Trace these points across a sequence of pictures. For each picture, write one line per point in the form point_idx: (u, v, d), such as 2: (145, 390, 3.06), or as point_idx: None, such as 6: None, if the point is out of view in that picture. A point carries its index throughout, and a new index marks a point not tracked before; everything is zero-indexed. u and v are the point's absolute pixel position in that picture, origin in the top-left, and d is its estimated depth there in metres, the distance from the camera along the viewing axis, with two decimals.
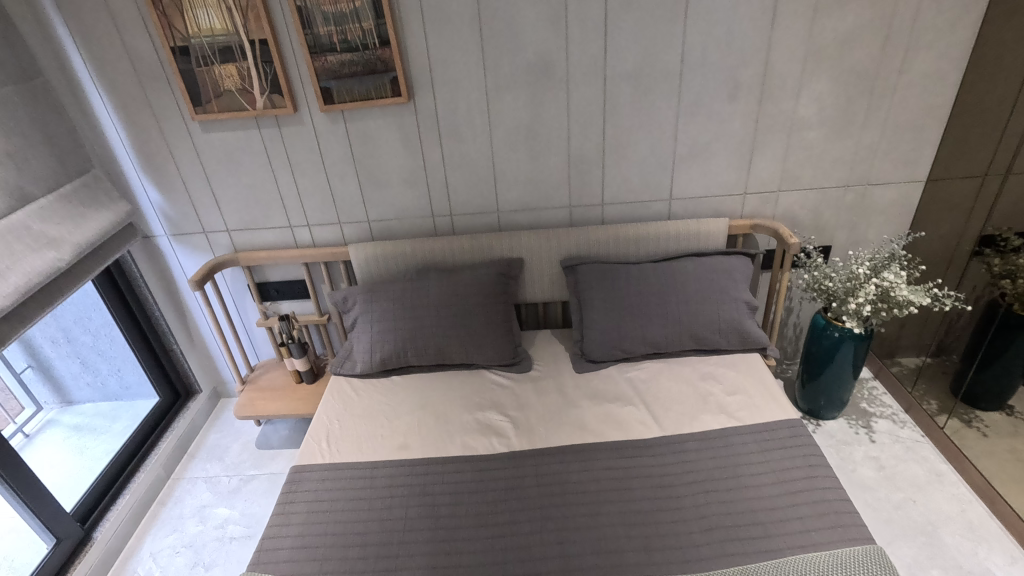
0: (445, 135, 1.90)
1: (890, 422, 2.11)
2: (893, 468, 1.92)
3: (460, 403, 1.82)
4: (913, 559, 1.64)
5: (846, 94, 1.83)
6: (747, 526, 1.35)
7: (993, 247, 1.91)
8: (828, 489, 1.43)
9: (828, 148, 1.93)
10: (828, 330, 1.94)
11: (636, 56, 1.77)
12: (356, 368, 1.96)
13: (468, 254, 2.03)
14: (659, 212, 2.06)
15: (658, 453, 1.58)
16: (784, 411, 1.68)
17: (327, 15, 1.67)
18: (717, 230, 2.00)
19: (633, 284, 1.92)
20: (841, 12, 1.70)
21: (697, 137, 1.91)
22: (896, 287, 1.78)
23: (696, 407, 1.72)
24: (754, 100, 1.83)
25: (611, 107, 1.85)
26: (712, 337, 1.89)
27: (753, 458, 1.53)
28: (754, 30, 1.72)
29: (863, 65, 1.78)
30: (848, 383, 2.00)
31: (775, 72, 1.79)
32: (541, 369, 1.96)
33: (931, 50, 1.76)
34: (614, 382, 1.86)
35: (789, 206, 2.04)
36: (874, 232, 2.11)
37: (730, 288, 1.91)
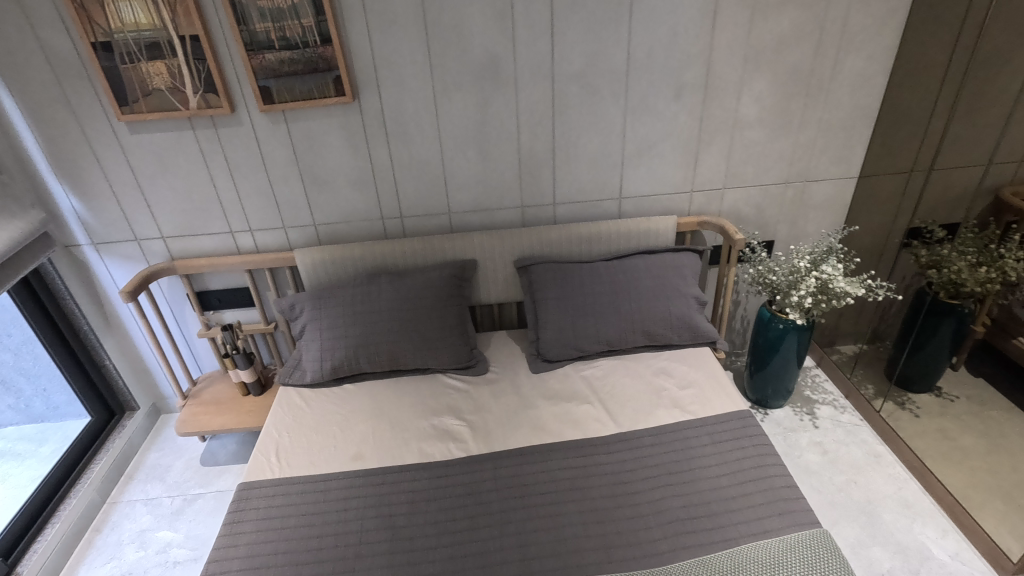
0: (393, 136, 1.85)
1: (832, 408, 2.20)
2: (836, 452, 2.01)
3: (416, 409, 1.78)
4: (856, 538, 1.72)
5: (783, 94, 1.89)
6: (702, 517, 1.38)
7: (919, 239, 2.06)
8: (777, 476, 1.48)
9: (768, 147, 1.99)
10: (773, 322, 2.01)
11: (583, 57, 1.77)
12: (306, 377, 1.89)
13: (420, 256, 1.99)
14: (610, 211, 2.08)
15: (615, 450, 1.59)
16: (734, 403, 1.73)
17: (263, 11, 1.60)
18: (666, 228, 2.04)
19: (586, 283, 1.93)
20: (777, 15, 1.75)
21: (644, 137, 1.93)
22: (834, 279, 1.86)
23: (650, 402, 1.75)
24: (698, 99, 1.88)
25: (560, 107, 1.86)
26: (665, 333, 1.92)
27: (705, 451, 1.57)
28: (695, 31, 1.76)
29: (799, 66, 1.85)
30: (792, 372, 2.08)
31: (717, 73, 1.83)
32: (498, 370, 1.95)
33: (860, 52, 1.85)
34: (571, 381, 1.87)
35: (734, 203, 2.10)
36: (813, 227, 2.20)
37: (680, 284, 1.95)
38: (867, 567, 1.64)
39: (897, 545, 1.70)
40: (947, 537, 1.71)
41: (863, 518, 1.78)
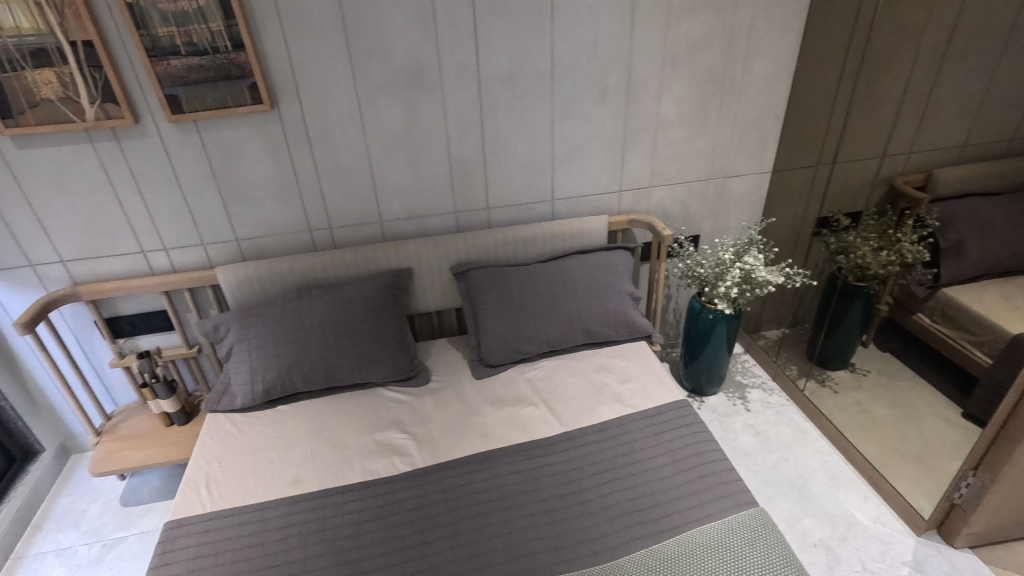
0: (317, 145, 1.79)
1: (761, 391, 2.32)
2: (767, 432, 2.13)
3: (357, 426, 1.72)
4: (789, 512, 1.83)
5: (700, 95, 1.98)
6: (649, 508, 1.42)
7: (828, 227, 2.23)
8: (716, 461, 1.54)
9: (689, 145, 2.08)
10: (702, 313, 2.09)
11: (507, 60, 1.78)
12: (236, 403, 1.78)
13: (353, 267, 1.93)
14: (543, 213, 2.10)
15: (561, 450, 1.60)
16: (672, 393, 1.80)
17: (165, 14, 1.50)
18: (598, 227, 2.08)
19: (524, 286, 1.94)
20: (690, 20, 1.83)
21: (572, 139, 1.97)
22: (756, 269, 1.97)
23: (593, 399, 1.78)
24: (622, 102, 1.93)
25: (488, 111, 1.85)
26: (603, 330, 1.96)
27: (648, 442, 1.61)
28: (615, 35, 1.81)
29: (712, 69, 1.94)
30: (723, 359, 2.18)
31: (638, 75, 1.89)
32: (440, 380, 1.92)
33: (767, 55, 1.96)
34: (514, 385, 1.86)
35: (660, 200, 2.18)
36: (734, 220, 2.31)
37: (614, 281, 2.00)
38: (801, 539, 1.74)
39: (826, 514, 1.82)
40: (868, 503, 1.85)
41: (795, 492, 1.89)
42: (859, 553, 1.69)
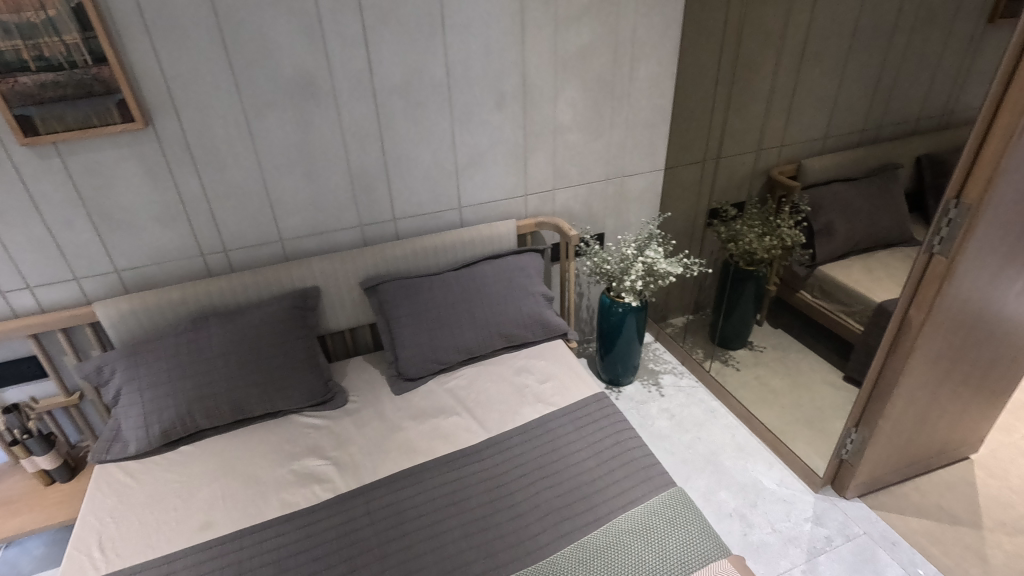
0: (203, 164, 1.67)
1: (672, 375, 2.45)
2: (680, 414, 2.25)
3: (271, 458, 1.63)
4: (705, 487, 1.94)
5: (593, 99, 2.06)
6: (575, 502, 1.45)
7: (718, 218, 2.40)
8: (635, 447, 1.61)
9: (587, 148, 2.16)
10: (613, 308, 2.18)
11: (401, 71, 1.76)
12: (129, 449, 1.62)
13: (254, 290, 1.83)
14: (451, 221, 2.10)
15: (487, 456, 1.61)
16: (590, 387, 1.86)
17: (7, 26, 1.34)
18: (506, 231, 2.10)
19: (437, 296, 1.92)
20: (577, 28, 1.91)
21: (474, 146, 1.98)
22: (657, 261, 2.09)
23: (515, 402, 1.80)
24: (519, 108, 1.97)
25: (386, 122, 1.82)
26: (520, 332, 1.99)
27: (571, 438, 1.65)
28: (507, 43, 1.85)
29: (602, 74, 2.03)
30: (635, 350, 2.29)
31: (532, 81, 1.94)
32: (358, 400, 1.85)
33: (650, 60, 2.08)
34: (436, 397, 1.84)
35: (564, 202, 2.25)
36: (635, 216, 2.42)
37: (527, 284, 2.03)
38: (718, 512, 1.86)
39: (737, 484, 1.95)
40: (773, 468, 2.00)
41: (709, 468, 2.01)
42: (768, 517, 1.84)
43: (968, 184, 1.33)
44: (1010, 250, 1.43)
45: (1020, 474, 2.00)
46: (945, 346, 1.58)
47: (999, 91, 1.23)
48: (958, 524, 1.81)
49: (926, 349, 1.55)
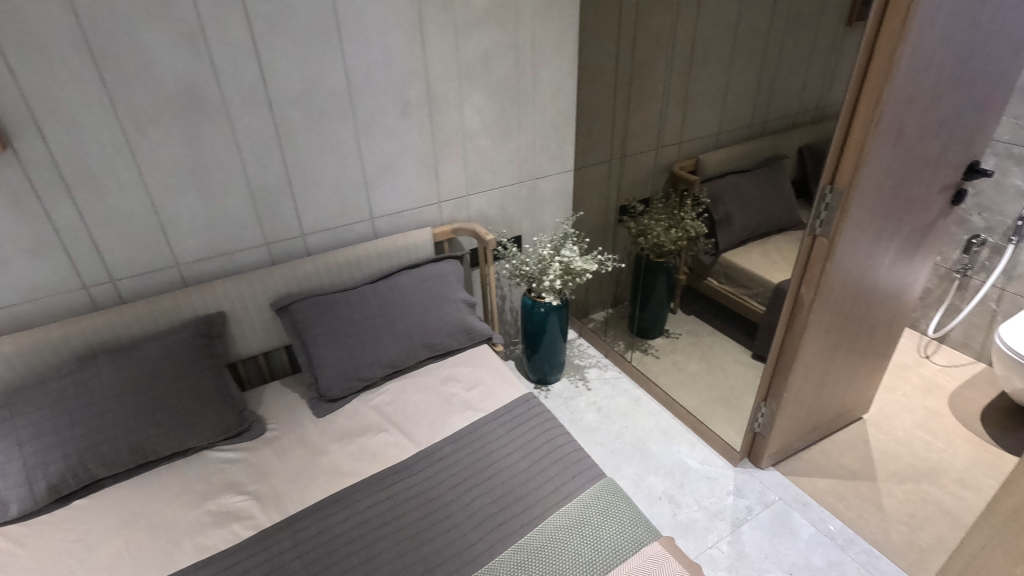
0: (78, 187, 1.52)
1: (598, 368, 2.54)
2: (607, 406, 2.32)
3: (182, 500, 1.50)
4: (635, 474, 2.01)
5: (499, 104, 2.09)
6: (510, 505, 1.46)
7: (628, 214, 2.46)
8: (564, 443, 1.64)
9: (497, 152, 2.18)
10: (535, 308, 2.21)
11: (298, 81, 1.69)
12: (10, 512, 1.41)
13: (150, 321, 1.68)
14: (364, 233, 2.04)
15: (419, 470, 1.58)
16: (517, 389, 1.87)
17: None
18: (421, 240, 2.08)
19: (354, 311, 1.86)
20: (477, 34, 1.92)
21: (382, 155, 1.94)
22: (573, 260, 2.15)
23: (443, 411, 1.78)
24: (425, 115, 1.95)
25: (285, 134, 1.74)
26: (444, 341, 1.96)
27: (501, 441, 1.66)
28: (408, 51, 1.82)
29: (506, 79, 2.05)
30: (560, 347, 2.33)
31: (436, 88, 1.93)
32: (278, 427, 1.75)
33: (551, 64, 2.13)
34: (361, 415, 1.78)
35: (479, 207, 2.25)
36: (549, 217, 2.48)
37: (448, 291, 2.01)
38: (648, 496, 1.93)
39: (664, 468, 2.04)
40: (695, 448, 2.11)
41: (637, 455, 2.09)
42: (694, 495, 1.93)
43: (839, 171, 1.46)
44: (878, 228, 1.60)
45: (904, 427, 2.23)
46: (833, 319, 1.73)
47: (857, 87, 1.36)
48: (857, 479, 1.99)
49: (817, 324, 1.70)
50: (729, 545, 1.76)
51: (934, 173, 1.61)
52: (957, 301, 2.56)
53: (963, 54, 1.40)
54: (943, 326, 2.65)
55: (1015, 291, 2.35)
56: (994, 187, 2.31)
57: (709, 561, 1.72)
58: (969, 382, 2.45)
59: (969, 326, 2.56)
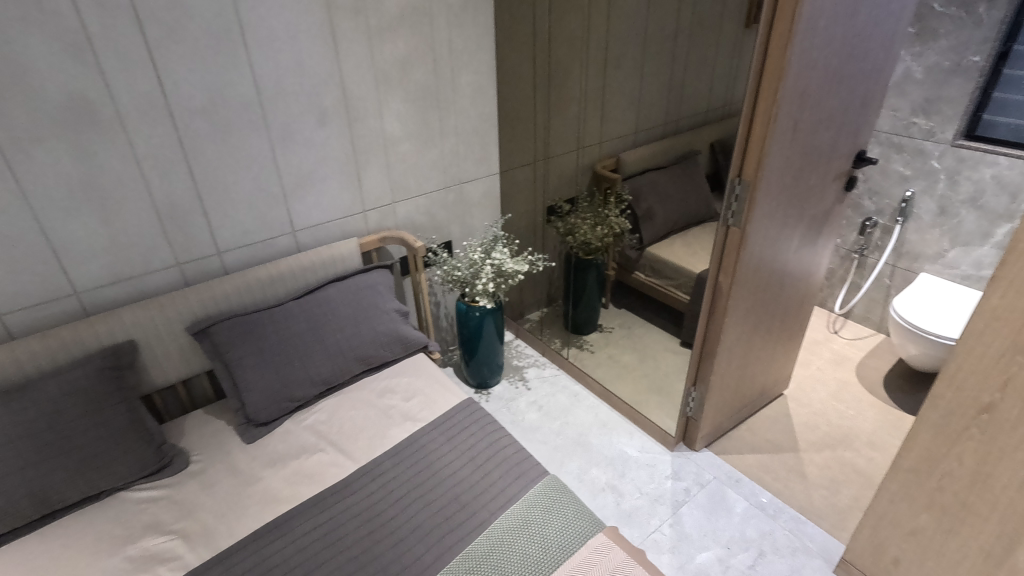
0: None
1: (536, 368, 2.58)
2: (547, 404, 2.35)
3: (97, 548, 1.38)
4: (579, 468, 2.05)
5: (419, 110, 2.07)
6: (455, 513, 1.44)
7: (555, 214, 2.49)
8: (506, 446, 1.65)
9: (421, 158, 2.16)
10: (470, 312, 2.20)
11: (202, 91, 1.60)
12: None
13: (47, 357, 1.53)
14: (286, 247, 1.96)
15: (359, 488, 1.53)
16: (456, 395, 1.86)
17: None
18: (348, 251, 2.02)
19: (280, 329, 1.78)
20: (392, 40, 1.90)
21: (300, 166, 1.87)
22: (504, 262, 2.16)
23: (382, 425, 1.74)
24: (343, 123, 1.90)
25: (191, 147, 1.64)
26: (378, 353, 1.92)
27: (443, 450, 1.64)
28: (320, 58, 1.77)
29: (424, 85, 2.04)
30: (498, 350, 2.34)
31: (353, 96, 1.88)
32: (203, 458, 1.65)
33: (469, 68, 2.14)
34: (294, 437, 1.71)
35: (406, 214, 2.22)
36: (478, 221, 2.48)
37: (379, 302, 1.96)
38: (592, 489, 1.97)
39: (605, 459, 2.09)
40: (634, 437, 2.18)
41: (579, 449, 2.13)
42: (636, 482, 1.99)
43: (745, 164, 1.55)
44: (783, 216, 1.71)
45: (820, 398, 2.40)
46: (750, 303, 1.84)
47: (755, 84, 1.45)
48: (782, 451, 2.13)
49: (735, 309, 1.79)
50: (670, 527, 1.83)
51: (829, 161, 1.75)
52: (858, 280, 2.79)
53: (845, 52, 1.52)
54: (847, 302, 2.88)
55: (905, 267, 2.60)
56: (880, 173, 2.54)
57: (653, 545, 1.77)
58: (872, 353, 2.67)
59: (869, 301, 2.79)
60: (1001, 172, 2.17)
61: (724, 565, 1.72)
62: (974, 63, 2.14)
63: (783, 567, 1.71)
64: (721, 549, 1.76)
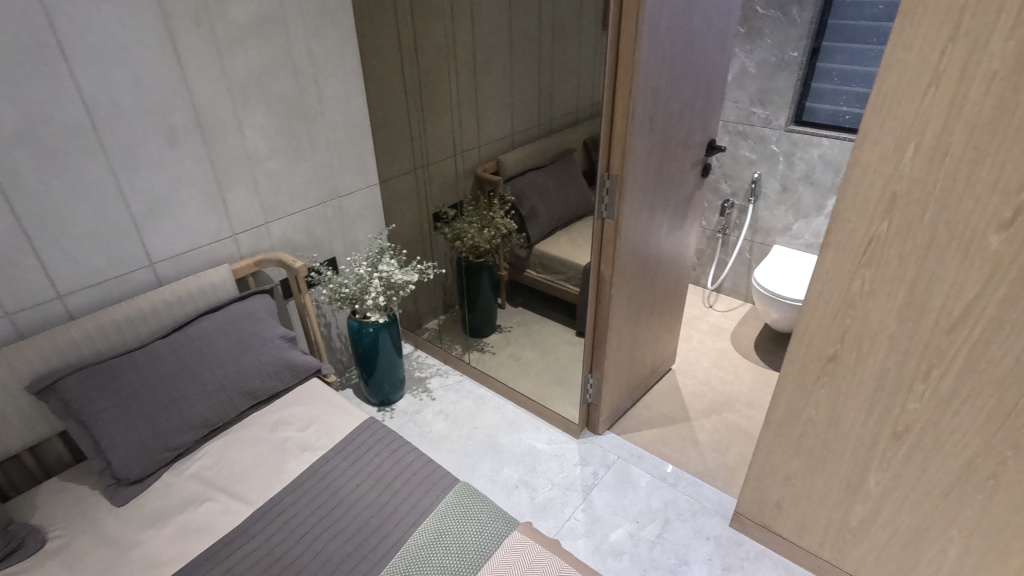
0: None
1: (439, 377, 2.58)
2: (454, 412, 2.35)
3: None
4: (491, 469, 2.06)
5: (284, 124, 1.96)
6: (366, 539, 1.39)
7: (442, 221, 2.45)
8: (414, 460, 1.61)
9: (291, 174, 2.05)
10: (363, 329, 2.12)
11: (16, 114, 1.40)
12: None
13: None
14: (145, 281, 1.77)
15: (258, 530, 1.42)
16: (357, 416, 1.79)
17: None
18: (219, 279, 1.86)
19: (145, 372, 1.60)
20: (245, 51, 1.78)
21: (151, 192, 1.69)
22: (393, 273, 2.12)
23: (278, 460, 1.62)
24: (198, 142, 1.75)
25: (9, 179, 1.43)
26: (266, 385, 1.79)
27: (348, 475, 1.57)
28: (163, 72, 1.62)
29: (287, 97, 1.94)
30: (397, 363, 2.28)
31: (206, 112, 1.74)
32: (64, 532, 1.44)
33: (333, 78, 2.08)
34: (177, 489, 1.55)
35: (282, 234, 2.10)
36: (362, 234, 2.41)
37: (261, 329, 1.83)
38: (506, 488, 1.99)
39: (516, 456, 2.12)
40: (541, 431, 2.24)
41: (489, 451, 2.14)
42: (547, 474, 2.04)
43: (612, 159, 1.65)
44: (650, 204, 1.84)
45: (703, 369, 2.61)
46: (631, 288, 1.95)
47: (612, 82, 1.54)
48: (676, 422, 2.29)
49: (619, 295, 1.90)
50: (583, 512, 1.90)
51: (684, 152, 1.90)
52: (724, 257, 3.07)
53: (685, 52, 1.67)
54: (717, 278, 3.15)
55: (761, 241, 2.90)
56: (731, 159, 2.81)
57: (568, 533, 1.83)
58: (743, 321, 2.95)
59: (735, 275, 3.08)
60: (826, 152, 2.50)
61: (635, 539, 1.81)
62: (794, 58, 2.45)
63: (687, 530, 1.84)
64: (631, 524, 1.85)
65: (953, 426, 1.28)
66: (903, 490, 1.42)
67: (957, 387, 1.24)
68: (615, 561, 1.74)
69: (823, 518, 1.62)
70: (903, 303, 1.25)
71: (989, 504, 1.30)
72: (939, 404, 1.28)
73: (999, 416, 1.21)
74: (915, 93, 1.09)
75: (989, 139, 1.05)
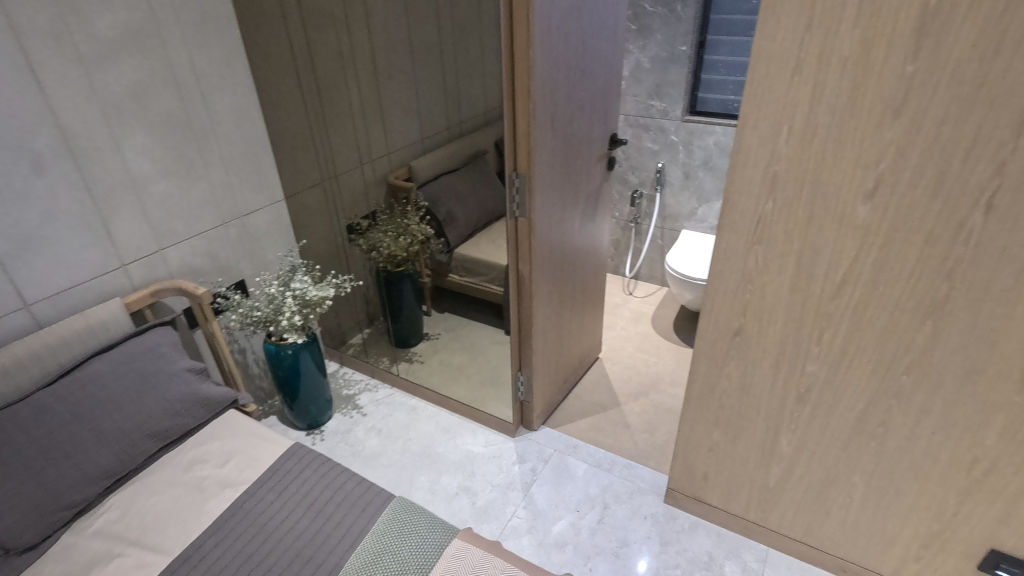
0: None
1: (369, 392, 2.51)
2: (387, 426, 2.29)
3: None
4: (429, 480, 2.03)
5: (170, 142, 1.83)
6: (299, 572, 1.32)
7: (356, 232, 2.38)
8: (345, 481, 1.56)
9: (184, 195, 1.91)
10: (281, 352, 2.03)
11: None
12: None
13: None
14: (20, 326, 1.60)
15: None
16: (280, 444, 1.70)
17: None
18: (110, 314, 1.71)
19: (28, 427, 1.44)
20: (115, 66, 1.65)
21: (18, 226, 1.53)
22: (307, 290, 2.04)
23: (195, 502, 1.52)
24: (69, 168, 1.60)
25: None
26: (175, 423, 1.66)
27: (275, 507, 1.49)
28: (18, 93, 1.46)
29: (170, 113, 1.81)
30: (322, 383, 2.19)
31: (75, 134, 1.59)
32: None
33: (222, 91, 1.96)
34: (79, 549, 1.40)
35: (180, 260, 1.96)
36: (271, 252, 2.30)
37: (164, 365, 1.70)
38: (446, 496, 1.97)
39: (453, 463, 2.10)
40: (477, 434, 2.23)
41: (426, 461, 2.11)
42: (486, 477, 2.04)
43: (518, 158, 1.66)
44: (561, 200, 1.87)
45: (628, 354, 2.70)
46: (551, 283, 1.98)
47: (510, 82, 1.56)
48: (606, 409, 2.35)
49: (539, 291, 1.92)
50: (525, 509, 1.91)
51: (588, 147, 1.96)
52: (638, 245, 3.19)
53: (579, 50, 1.71)
54: (634, 266, 3.28)
55: (670, 227, 3.04)
56: (636, 151, 2.93)
57: (511, 532, 1.83)
58: (661, 304, 3.09)
59: (650, 262, 3.22)
60: (720, 138, 2.66)
61: (577, 528, 1.84)
62: (683, 52, 2.59)
63: (625, 512, 1.89)
64: (572, 515, 1.89)
65: (846, 382, 1.40)
66: (810, 446, 1.53)
67: (846, 346, 1.36)
68: (559, 552, 1.76)
69: (745, 482, 1.72)
70: (793, 274, 1.35)
71: (881, 449, 1.44)
72: (832, 364, 1.40)
73: (881, 369, 1.34)
74: (783, 80, 1.18)
75: (848, 119, 1.15)
